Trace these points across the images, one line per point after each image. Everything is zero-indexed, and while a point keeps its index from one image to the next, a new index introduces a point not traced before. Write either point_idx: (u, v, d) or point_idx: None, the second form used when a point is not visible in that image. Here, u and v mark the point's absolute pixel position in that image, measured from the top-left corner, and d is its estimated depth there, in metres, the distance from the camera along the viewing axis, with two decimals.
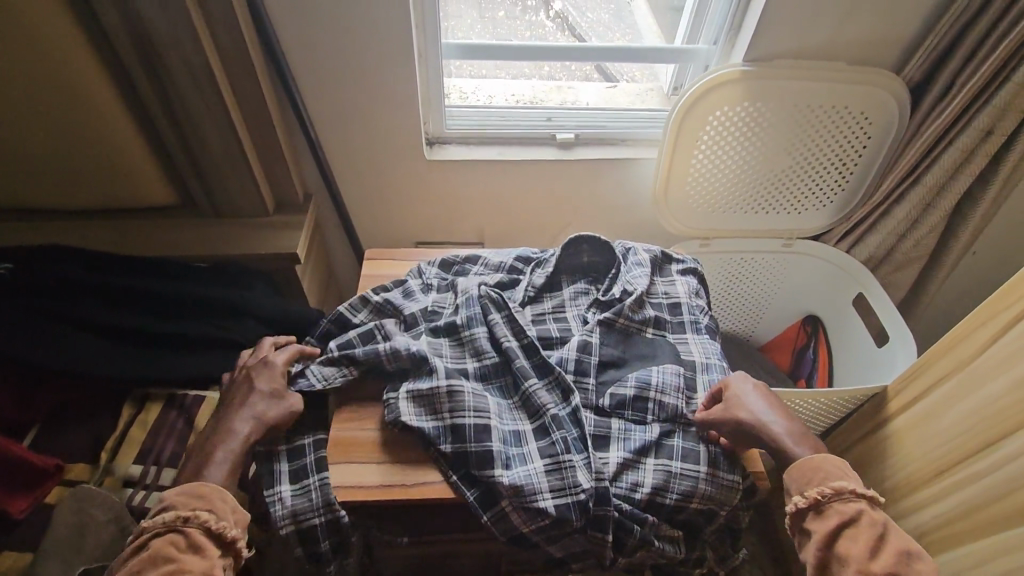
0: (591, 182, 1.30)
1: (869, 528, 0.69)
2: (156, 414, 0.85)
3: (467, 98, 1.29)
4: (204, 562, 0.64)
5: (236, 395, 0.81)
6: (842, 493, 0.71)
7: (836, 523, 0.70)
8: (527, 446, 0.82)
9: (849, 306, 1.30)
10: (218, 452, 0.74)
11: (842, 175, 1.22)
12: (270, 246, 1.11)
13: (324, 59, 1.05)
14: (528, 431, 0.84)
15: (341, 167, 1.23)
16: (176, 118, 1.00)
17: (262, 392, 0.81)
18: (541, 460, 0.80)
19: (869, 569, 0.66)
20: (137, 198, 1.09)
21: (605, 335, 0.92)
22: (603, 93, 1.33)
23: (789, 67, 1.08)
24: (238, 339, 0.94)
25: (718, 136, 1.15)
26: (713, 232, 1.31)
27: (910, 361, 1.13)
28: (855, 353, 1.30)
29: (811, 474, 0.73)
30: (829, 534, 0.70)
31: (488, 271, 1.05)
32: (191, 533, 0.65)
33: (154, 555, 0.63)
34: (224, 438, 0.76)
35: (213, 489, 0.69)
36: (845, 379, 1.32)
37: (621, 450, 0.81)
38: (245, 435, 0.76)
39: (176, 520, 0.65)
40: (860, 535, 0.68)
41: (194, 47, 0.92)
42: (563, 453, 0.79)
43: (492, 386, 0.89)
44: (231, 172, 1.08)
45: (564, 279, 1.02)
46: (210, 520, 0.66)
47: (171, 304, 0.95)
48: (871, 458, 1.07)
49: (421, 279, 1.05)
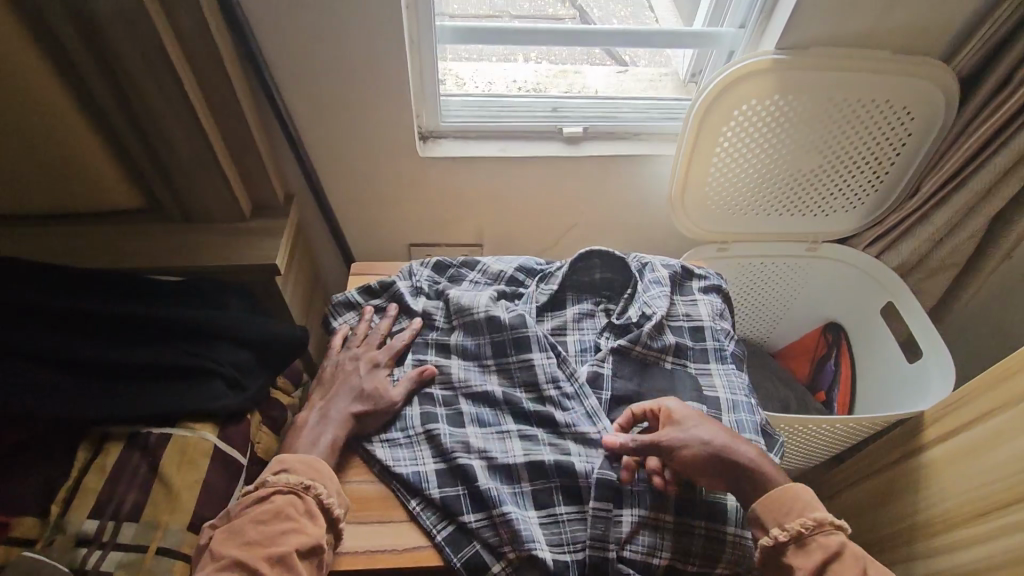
0: (599, 180, 1.19)
1: (853, 561, 0.66)
2: (116, 457, 0.75)
3: (464, 86, 1.17)
4: (315, 530, 0.68)
5: (342, 384, 0.86)
6: (824, 524, 0.68)
7: (820, 560, 0.66)
8: (521, 487, 0.78)
9: (878, 315, 1.21)
10: (326, 436, 0.79)
11: (876, 175, 1.11)
12: (246, 256, 1.00)
13: (302, 45, 0.93)
14: (522, 467, 0.78)
15: (326, 166, 1.11)
16: (134, 114, 0.88)
17: (363, 390, 0.84)
18: (535, 509, 0.77)
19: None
20: (96, 203, 0.98)
21: (619, 367, 0.88)
22: (612, 78, 1.21)
23: (827, 56, 0.96)
24: (211, 367, 0.84)
25: (742, 134, 1.03)
26: (734, 237, 1.21)
27: (949, 378, 1.03)
28: (882, 370, 1.21)
29: (792, 505, 0.69)
30: (814, 569, 0.65)
31: (485, 279, 1.00)
32: (309, 501, 0.70)
33: (277, 511, 0.68)
34: (321, 425, 0.81)
35: (328, 469, 0.74)
36: (869, 397, 1.23)
37: (636, 509, 0.75)
38: (344, 429, 0.81)
39: (298, 483, 0.70)
40: (847, 572, 0.65)
41: (149, 35, 0.79)
42: (557, 504, 0.77)
43: (484, 412, 0.85)
44: (201, 173, 0.96)
45: (570, 296, 0.96)
46: (325, 493, 0.71)
47: (135, 328, 0.85)
48: (900, 489, 0.99)
49: (411, 281, 1.00)
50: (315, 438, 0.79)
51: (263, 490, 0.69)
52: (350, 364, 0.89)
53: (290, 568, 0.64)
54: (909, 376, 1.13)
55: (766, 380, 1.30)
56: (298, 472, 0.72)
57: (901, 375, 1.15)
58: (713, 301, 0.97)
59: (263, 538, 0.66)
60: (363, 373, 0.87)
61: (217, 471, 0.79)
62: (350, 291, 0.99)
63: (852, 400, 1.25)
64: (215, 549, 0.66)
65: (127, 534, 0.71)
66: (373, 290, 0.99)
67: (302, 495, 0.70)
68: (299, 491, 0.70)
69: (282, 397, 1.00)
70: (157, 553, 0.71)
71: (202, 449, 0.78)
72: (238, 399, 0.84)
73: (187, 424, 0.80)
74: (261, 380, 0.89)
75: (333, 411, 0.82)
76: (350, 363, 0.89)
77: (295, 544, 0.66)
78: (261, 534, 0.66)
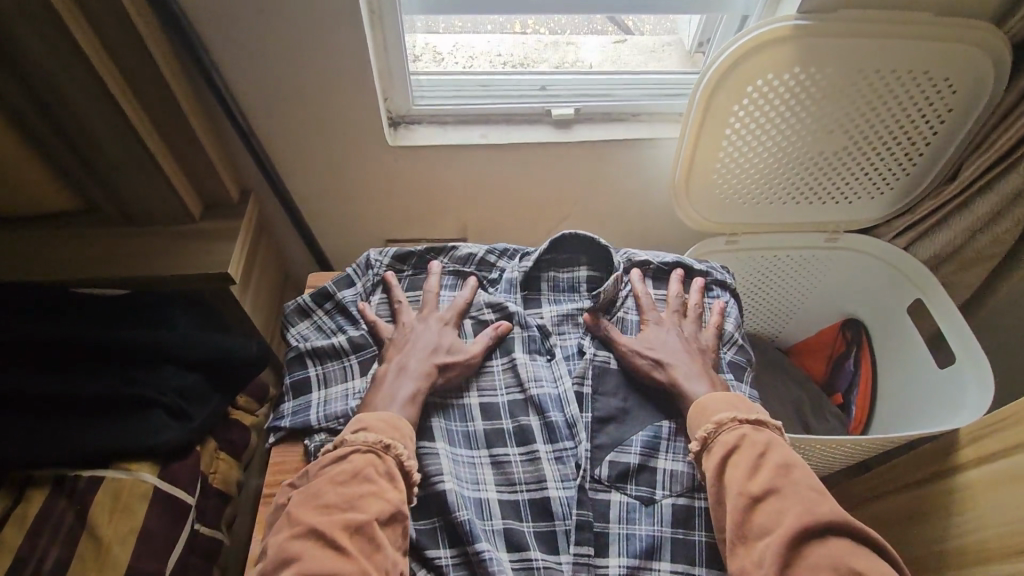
0: (594, 167, 1.07)
1: (750, 450, 0.67)
2: (40, 505, 0.67)
3: (442, 62, 1.03)
4: (396, 493, 0.66)
5: (415, 339, 0.82)
6: (724, 424, 0.71)
7: (720, 455, 0.69)
8: (495, 522, 0.72)
9: (899, 305, 1.09)
10: (408, 389, 0.76)
11: (910, 156, 0.97)
12: (194, 265, 0.89)
13: (243, 21, 0.79)
14: (493, 501, 0.73)
15: (286, 157, 0.99)
16: (49, 110, 0.76)
17: (436, 344, 0.81)
18: (508, 551, 0.70)
19: (747, 490, 0.64)
20: (22, 209, 0.87)
21: (599, 382, 0.82)
22: (608, 49, 1.06)
23: (856, 21, 0.82)
24: (151, 397, 0.74)
25: (756, 113, 0.90)
26: (743, 229, 1.09)
27: (986, 376, 0.92)
28: (904, 365, 1.10)
29: (698, 417, 0.74)
30: (716, 466, 0.68)
31: (455, 265, 0.93)
32: (389, 464, 0.67)
33: (358, 472, 0.65)
34: (401, 380, 0.77)
35: (408, 428, 0.71)
36: (892, 396, 1.12)
37: (623, 557, 0.70)
38: (426, 381, 0.78)
39: (377, 443, 0.68)
40: (742, 459, 0.67)
41: (46, 14, 0.67)
42: (532, 548, 0.70)
43: (455, 428, 0.79)
44: (137, 174, 0.85)
45: (542, 295, 0.92)
46: (405, 455, 0.68)
47: (63, 354, 0.75)
48: (924, 512, 0.90)
49: (366, 276, 0.91)
50: (395, 393, 0.75)
51: (344, 450, 0.68)
52: (419, 324, 0.85)
53: (371, 538, 0.61)
54: (941, 398, 1.01)
55: (778, 380, 1.20)
56: (377, 432, 0.69)
57: (917, 377, 1.07)
58: (729, 306, 0.94)
59: (342, 502, 0.63)
60: (434, 330, 0.84)
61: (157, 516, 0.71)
62: (301, 297, 0.90)
63: (872, 402, 1.15)
64: (293, 512, 0.63)
65: None
66: (329, 292, 0.90)
67: (382, 456, 0.67)
68: (378, 452, 0.68)
69: (245, 419, 0.91)
70: None
71: (139, 493, 0.71)
72: (184, 430, 0.76)
73: (121, 464, 0.71)
74: (212, 406, 0.80)
75: (412, 362, 0.79)
76: (417, 323, 0.85)
77: (377, 511, 0.63)
78: (341, 496, 0.63)
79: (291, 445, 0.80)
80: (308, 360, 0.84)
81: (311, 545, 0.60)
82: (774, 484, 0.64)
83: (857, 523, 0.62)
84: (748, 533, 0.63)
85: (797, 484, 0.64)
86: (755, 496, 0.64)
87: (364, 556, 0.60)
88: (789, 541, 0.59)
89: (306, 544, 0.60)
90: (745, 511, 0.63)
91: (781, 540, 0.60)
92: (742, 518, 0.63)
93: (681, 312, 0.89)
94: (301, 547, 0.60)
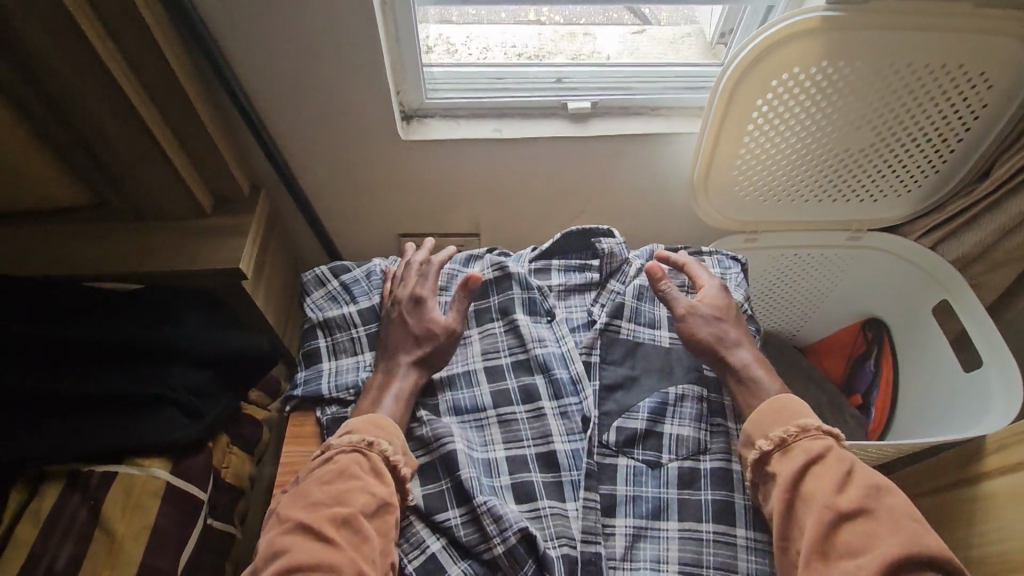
0: (610, 162, 1.04)
1: (837, 463, 0.63)
2: (53, 500, 0.68)
3: (455, 53, 1.00)
4: (382, 488, 0.64)
5: (394, 334, 0.79)
6: (808, 430, 0.66)
7: (801, 462, 0.63)
8: (499, 480, 0.72)
9: (919, 293, 1.06)
10: (392, 389, 0.74)
11: (940, 152, 0.94)
12: (206, 261, 0.89)
13: (253, 12, 0.78)
14: (501, 458, 0.73)
15: (297, 151, 0.98)
16: (62, 106, 0.76)
17: (418, 336, 0.78)
18: (517, 502, 0.70)
19: (838, 505, 0.60)
20: (36, 204, 0.87)
21: (608, 351, 0.80)
22: (627, 40, 1.03)
23: (887, 11, 0.78)
24: (162, 394, 0.74)
25: (780, 109, 0.87)
26: (764, 226, 1.06)
27: (1005, 364, 0.90)
28: (920, 348, 1.08)
29: (777, 415, 0.68)
30: (797, 471, 0.63)
31: (459, 265, 0.91)
32: (374, 458, 0.66)
33: (342, 470, 0.65)
34: (378, 384, 0.74)
35: (391, 424, 0.70)
36: (912, 376, 1.10)
37: (631, 518, 0.69)
38: (408, 381, 0.75)
39: (361, 442, 0.67)
40: (827, 472, 0.62)
41: (54, 7, 0.66)
42: (541, 497, 0.70)
43: (461, 396, 0.78)
44: (149, 170, 0.85)
45: (555, 267, 0.89)
46: (390, 450, 0.67)
47: (76, 350, 0.76)
48: (948, 519, 0.88)
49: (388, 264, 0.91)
50: (380, 395, 0.73)
51: (329, 451, 0.67)
52: (395, 312, 0.81)
53: (357, 530, 0.61)
54: (968, 393, 0.98)
55: (794, 380, 1.18)
56: (361, 431, 0.68)
57: (935, 361, 1.05)
58: (732, 273, 0.90)
59: (328, 498, 0.63)
60: (410, 317, 0.79)
61: (169, 512, 0.71)
62: (319, 268, 0.89)
63: (895, 398, 1.12)
64: (282, 512, 0.63)
65: None
66: (344, 268, 0.89)
67: (367, 453, 0.67)
68: (363, 450, 0.67)
69: (257, 413, 0.91)
70: None
71: (151, 490, 0.71)
72: (194, 427, 0.75)
73: (133, 460, 0.72)
74: (222, 404, 0.80)
75: (392, 366, 0.76)
76: (392, 309, 0.81)
77: (362, 505, 0.62)
78: (327, 493, 0.63)
79: (304, 414, 0.79)
80: (320, 332, 0.84)
81: (300, 539, 0.60)
82: (866, 505, 0.60)
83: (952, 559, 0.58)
84: (833, 551, 0.58)
85: (891, 509, 0.60)
86: (845, 514, 0.59)
87: (351, 548, 0.60)
88: (883, 568, 0.55)
89: (295, 539, 0.60)
90: (834, 528, 0.59)
91: (878, 565, 0.55)
92: (828, 535, 0.59)
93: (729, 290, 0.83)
94: (290, 542, 0.60)
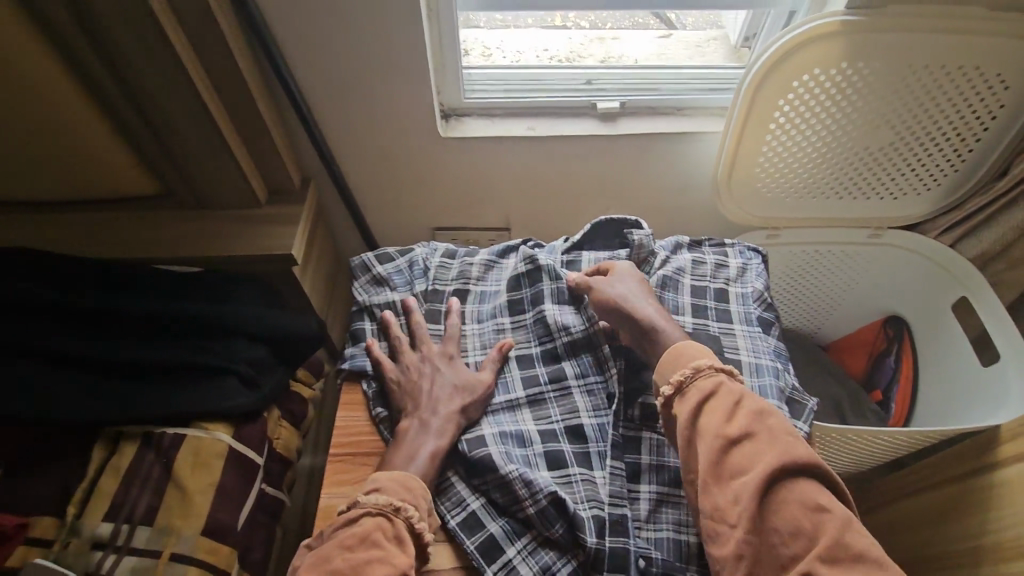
0: (637, 160, 1.09)
1: (726, 397, 0.67)
2: (130, 458, 0.75)
3: (491, 56, 1.07)
4: (404, 558, 0.63)
5: (426, 391, 0.79)
6: (701, 370, 0.71)
7: (696, 401, 0.68)
8: (532, 448, 0.77)
9: (937, 291, 1.08)
10: (427, 445, 0.74)
11: (959, 151, 0.97)
12: (260, 247, 0.96)
13: (311, 17, 0.85)
14: (532, 430, 0.79)
15: (344, 147, 1.05)
16: (141, 104, 0.84)
17: (454, 387, 0.80)
18: (548, 469, 0.75)
19: (725, 433, 0.64)
20: (110, 191, 0.96)
21: None
22: (655, 44, 1.09)
23: (907, 16, 0.82)
24: (225, 365, 0.82)
25: (802, 109, 0.91)
26: (785, 223, 1.10)
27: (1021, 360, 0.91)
28: (941, 344, 1.09)
29: (675, 362, 0.73)
30: (691, 411, 0.68)
31: (494, 257, 0.96)
32: (399, 525, 0.65)
33: (365, 535, 0.63)
34: (412, 443, 0.74)
35: (420, 487, 0.69)
36: (931, 369, 1.11)
37: (654, 484, 0.75)
38: (447, 436, 0.75)
39: (387, 505, 0.66)
40: (717, 406, 0.67)
41: (142, 16, 0.74)
42: (571, 465, 0.75)
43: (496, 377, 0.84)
44: (213, 163, 0.93)
45: (585, 257, 0.95)
46: (415, 517, 0.66)
47: (148, 325, 0.84)
48: (966, 507, 0.91)
49: (428, 250, 0.97)
50: (414, 450, 0.73)
51: (354, 512, 0.65)
52: (424, 370, 0.82)
53: None
54: (986, 386, 0.99)
55: (817, 377, 1.22)
56: (389, 492, 0.67)
57: (952, 353, 1.06)
58: (752, 264, 0.94)
59: (347, 567, 0.61)
60: (439, 374, 0.81)
61: (231, 472, 0.78)
62: (365, 254, 0.95)
63: (915, 391, 1.14)
64: None
65: (141, 538, 0.71)
66: (388, 256, 0.95)
67: (392, 517, 0.65)
68: (388, 513, 0.66)
69: (302, 390, 0.96)
70: (170, 558, 0.71)
71: (215, 451, 0.78)
72: (252, 397, 0.83)
73: (200, 424, 0.79)
74: (276, 376, 0.86)
75: (429, 419, 0.76)
76: (422, 366, 0.83)
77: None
78: (347, 561, 0.61)
79: (352, 386, 0.86)
80: (367, 315, 0.91)
81: None
82: (751, 430, 0.64)
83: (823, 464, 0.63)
84: (723, 473, 0.63)
85: (774, 428, 0.65)
86: (732, 440, 0.64)
87: None
88: (761, 483, 0.60)
89: None
90: (722, 453, 0.64)
91: (758, 479, 0.60)
92: (718, 460, 0.63)
93: (631, 267, 0.88)
94: None
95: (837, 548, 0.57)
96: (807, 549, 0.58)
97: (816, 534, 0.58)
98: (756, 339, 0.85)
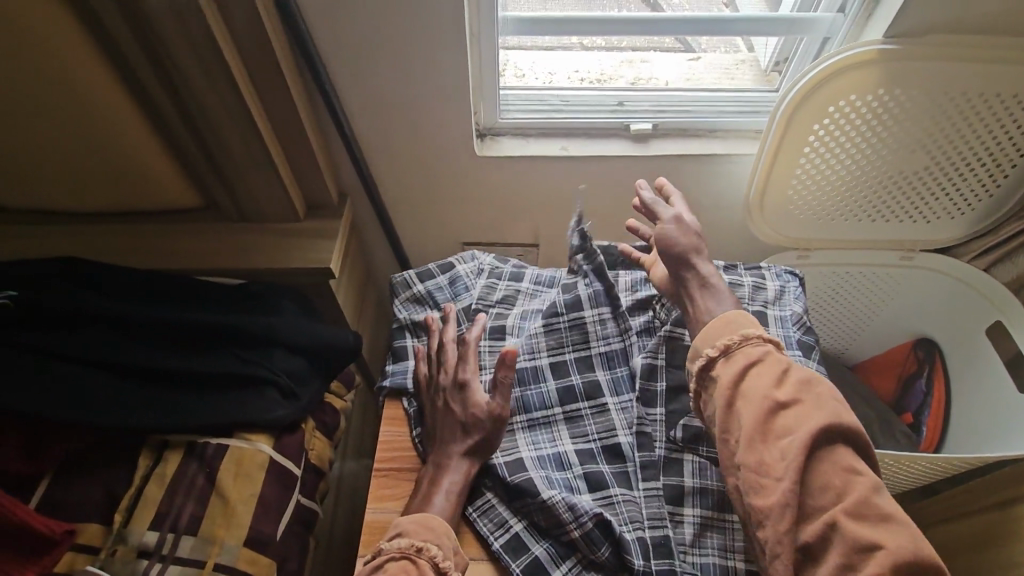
0: (668, 181, 1.10)
1: (774, 364, 0.68)
2: (175, 467, 0.77)
3: (523, 77, 1.08)
4: None
5: (439, 423, 0.79)
6: (750, 338, 0.70)
7: (742, 365, 0.68)
8: (572, 471, 0.77)
9: (971, 315, 1.07)
10: (445, 483, 0.74)
11: (994, 178, 0.97)
12: (300, 261, 0.98)
13: (360, 40, 0.89)
14: (570, 451, 0.79)
15: (380, 164, 1.07)
16: (193, 122, 0.87)
17: (462, 422, 0.78)
18: (589, 491, 0.76)
19: (774, 396, 0.65)
20: (158, 204, 0.99)
21: (672, 355, 0.83)
22: (683, 67, 1.10)
23: (942, 46, 0.84)
24: (267, 376, 0.83)
25: (836, 133, 0.92)
26: (817, 244, 1.10)
27: None
28: (973, 365, 1.08)
29: (723, 327, 0.72)
30: (737, 374, 0.68)
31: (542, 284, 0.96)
32: (423, 566, 0.65)
33: None
34: (430, 485, 0.74)
35: (441, 526, 0.69)
36: (964, 392, 1.10)
37: (697, 508, 0.74)
38: (463, 474, 0.75)
39: (409, 547, 0.66)
40: (766, 370, 0.67)
41: (203, 40, 0.77)
42: (611, 486, 0.76)
43: (530, 394, 0.84)
44: (257, 178, 0.95)
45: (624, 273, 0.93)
46: (438, 555, 0.65)
47: (192, 336, 0.85)
48: (1008, 535, 0.89)
49: (472, 266, 0.98)
50: (433, 490, 0.74)
51: (378, 558, 0.66)
52: (437, 399, 0.81)
53: None
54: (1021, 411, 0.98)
55: (847, 395, 1.20)
56: (410, 534, 0.67)
57: (987, 373, 1.05)
58: (790, 286, 0.95)
59: None
60: (453, 403, 0.79)
61: (272, 483, 0.79)
62: (407, 271, 0.97)
63: (948, 417, 1.12)
64: None
65: (186, 547, 0.72)
66: (429, 274, 0.96)
67: (416, 559, 0.65)
68: (412, 555, 0.66)
69: (335, 402, 0.95)
70: (214, 569, 0.72)
71: (257, 463, 0.79)
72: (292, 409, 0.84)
73: (243, 435, 0.80)
74: (314, 388, 0.87)
75: (442, 458, 0.76)
76: (438, 391, 0.81)
77: None
78: None
79: (393, 403, 0.87)
80: (408, 333, 0.92)
81: None
82: (799, 395, 0.65)
83: (863, 434, 0.65)
84: (769, 434, 0.64)
85: (822, 397, 0.65)
86: (780, 403, 0.64)
87: None
88: (808, 445, 0.61)
89: None
90: (770, 414, 0.64)
91: (806, 442, 0.61)
92: (765, 421, 0.64)
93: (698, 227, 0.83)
94: None
95: (864, 506, 0.60)
96: (835, 503, 0.61)
97: (846, 491, 0.61)
98: (799, 363, 0.84)
